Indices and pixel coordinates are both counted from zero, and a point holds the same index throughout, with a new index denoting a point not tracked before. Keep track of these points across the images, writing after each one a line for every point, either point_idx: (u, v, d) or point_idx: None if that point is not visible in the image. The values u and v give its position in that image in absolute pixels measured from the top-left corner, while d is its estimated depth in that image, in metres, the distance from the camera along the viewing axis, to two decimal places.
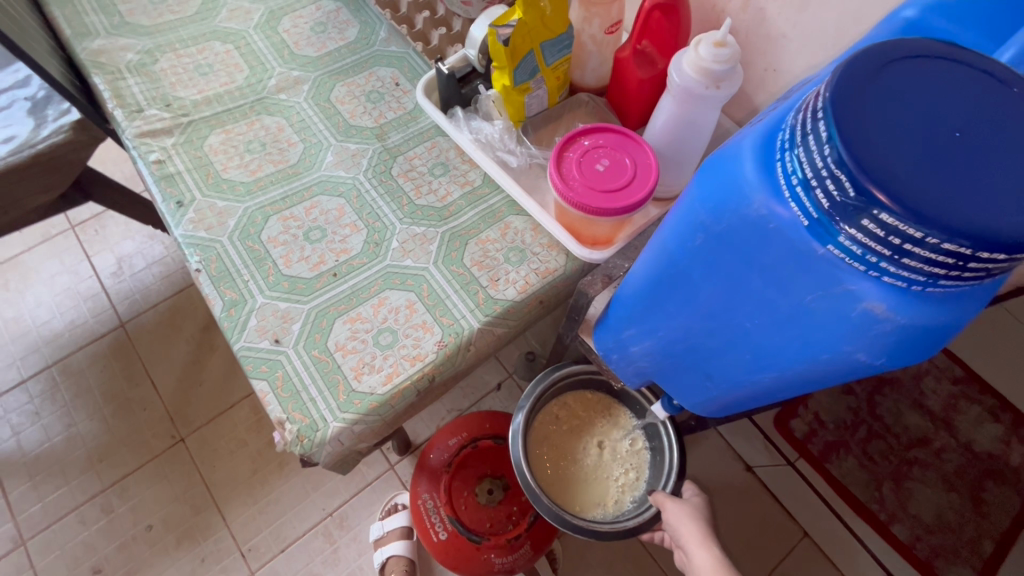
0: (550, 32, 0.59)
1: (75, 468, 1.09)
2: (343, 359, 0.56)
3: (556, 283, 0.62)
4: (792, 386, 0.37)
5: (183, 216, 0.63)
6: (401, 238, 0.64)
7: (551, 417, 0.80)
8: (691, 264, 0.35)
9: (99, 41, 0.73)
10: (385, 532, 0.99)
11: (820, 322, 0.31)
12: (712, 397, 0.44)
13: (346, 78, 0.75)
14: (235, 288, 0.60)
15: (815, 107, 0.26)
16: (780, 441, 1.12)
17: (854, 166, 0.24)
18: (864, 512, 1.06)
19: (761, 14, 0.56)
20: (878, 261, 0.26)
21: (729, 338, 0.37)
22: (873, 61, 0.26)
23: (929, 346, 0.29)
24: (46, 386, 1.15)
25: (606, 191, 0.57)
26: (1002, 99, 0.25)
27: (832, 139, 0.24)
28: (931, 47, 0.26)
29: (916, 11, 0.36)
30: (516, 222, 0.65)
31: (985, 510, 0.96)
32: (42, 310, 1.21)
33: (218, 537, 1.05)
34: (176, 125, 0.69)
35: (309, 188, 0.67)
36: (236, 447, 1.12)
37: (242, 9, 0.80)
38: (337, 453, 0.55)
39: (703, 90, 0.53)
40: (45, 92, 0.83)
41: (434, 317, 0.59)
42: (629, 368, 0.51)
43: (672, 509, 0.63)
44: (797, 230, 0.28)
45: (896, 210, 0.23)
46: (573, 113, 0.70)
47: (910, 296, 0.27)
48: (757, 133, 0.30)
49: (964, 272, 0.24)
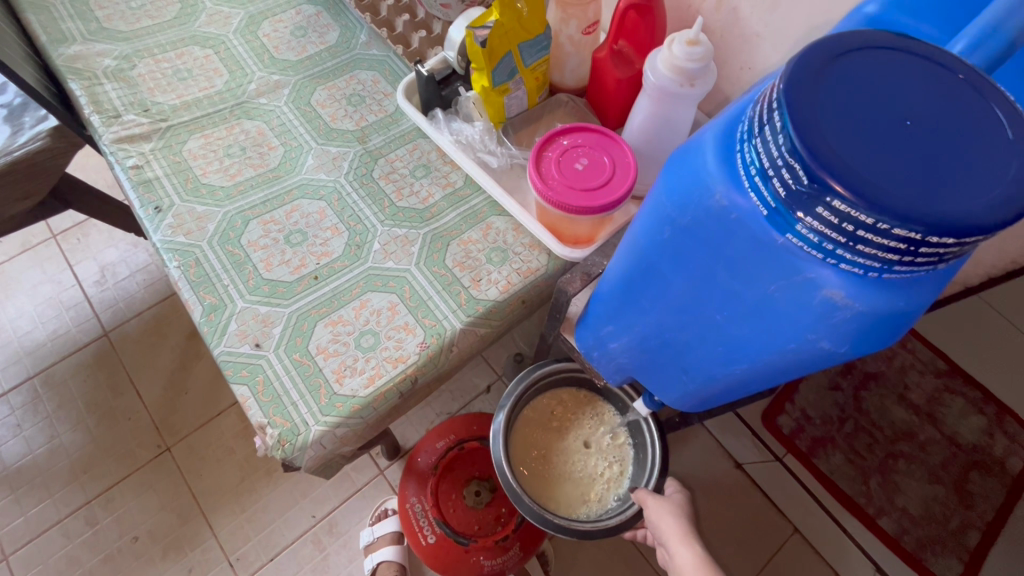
0: (528, 33, 0.60)
1: (58, 480, 1.07)
2: (324, 362, 0.56)
3: (537, 282, 0.62)
4: (762, 378, 0.37)
5: (161, 221, 0.63)
6: (382, 240, 0.64)
7: (533, 416, 0.80)
8: (660, 257, 0.36)
9: (76, 47, 0.73)
10: (376, 538, 0.98)
11: (783, 311, 0.31)
12: (689, 392, 0.45)
13: (326, 82, 0.75)
14: (214, 293, 0.59)
15: (771, 98, 0.26)
16: (769, 438, 1.10)
17: (806, 153, 0.24)
18: (854, 507, 1.04)
19: (735, 14, 0.56)
20: (835, 249, 0.26)
21: (700, 332, 0.38)
22: (826, 53, 0.26)
23: (890, 332, 0.30)
24: (28, 397, 1.13)
25: (586, 190, 0.57)
26: (947, 87, 0.25)
27: (786, 128, 0.25)
28: (881, 38, 0.27)
29: (878, 7, 0.36)
30: (497, 222, 0.65)
31: (971, 502, 1.03)
32: (23, 320, 1.19)
33: (206, 546, 1.04)
34: (154, 130, 0.68)
35: (290, 191, 0.66)
36: (223, 455, 1.11)
37: (221, 14, 0.80)
38: (319, 458, 0.55)
39: (678, 88, 0.53)
40: (22, 100, 0.82)
41: (417, 319, 0.59)
42: (610, 364, 0.51)
43: (653, 505, 0.63)
44: (758, 220, 0.29)
45: (849, 198, 0.24)
46: (553, 114, 0.71)
47: (867, 282, 0.27)
48: (719, 125, 0.31)
49: (917, 257, 0.25)
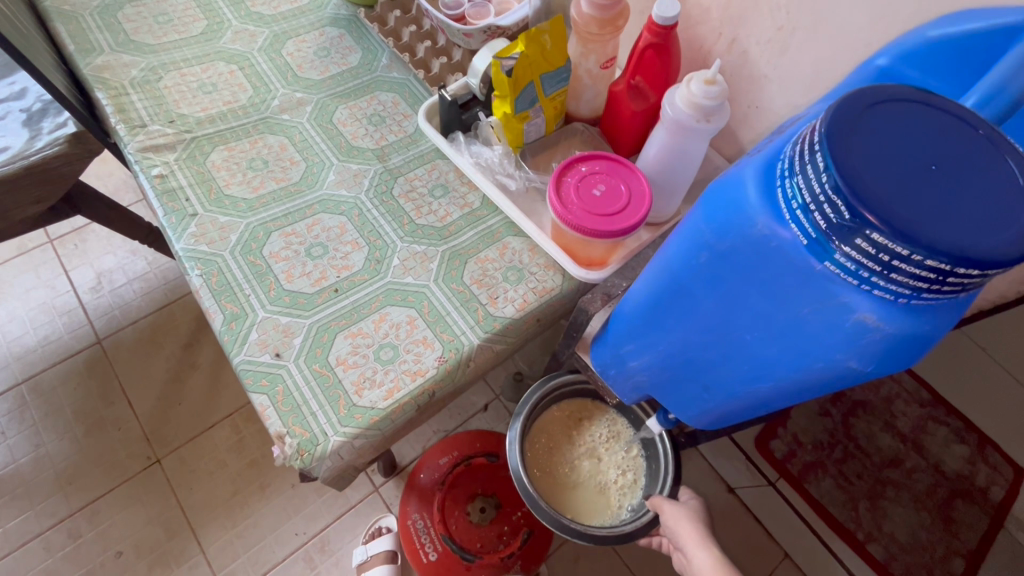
0: (550, 64, 0.63)
1: (42, 491, 1.04)
2: (344, 374, 0.57)
3: (552, 301, 0.64)
4: (785, 396, 0.40)
5: (184, 231, 0.64)
6: (401, 256, 0.65)
7: (547, 424, 0.81)
8: (694, 279, 0.38)
9: (103, 58, 0.75)
10: (369, 557, 0.96)
11: (814, 331, 0.33)
12: (709, 409, 0.47)
13: (348, 101, 0.78)
14: (235, 302, 0.60)
15: (812, 140, 0.29)
16: (760, 460, 1.13)
17: (848, 191, 0.27)
18: (843, 532, 1.06)
19: (745, 56, 0.61)
20: (869, 276, 0.29)
21: (727, 349, 0.40)
22: (858, 103, 0.29)
23: (913, 354, 0.32)
24: (14, 404, 1.11)
25: (604, 214, 0.60)
26: (967, 139, 0.28)
27: (829, 168, 0.27)
28: (907, 92, 0.30)
29: (887, 60, 0.42)
30: (513, 243, 0.67)
31: (955, 529, 1.03)
32: (14, 325, 1.17)
33: (192, 563, 1.01)
34: (179, 141, 0.70)
35: (311, 206, 0.68)
36: (215, 469, 1.09)
37: (246, 32, 0.82)
38: (336, 468, 0.55)
39: (694, 123, 0.56)
40: (41, 105, 0.82)
41: (435, 334, 0.60)
42: (627, 382, 0.53)
43: (669, 510, 0.64)
44: (797, 249, 0.31)
45: (885, 231, 0.26)
46: (569, 141, 0.74)
47: (895, 307, 0.30)
48: (757, 161, 0.34)
49: (944, 286, 0.27)
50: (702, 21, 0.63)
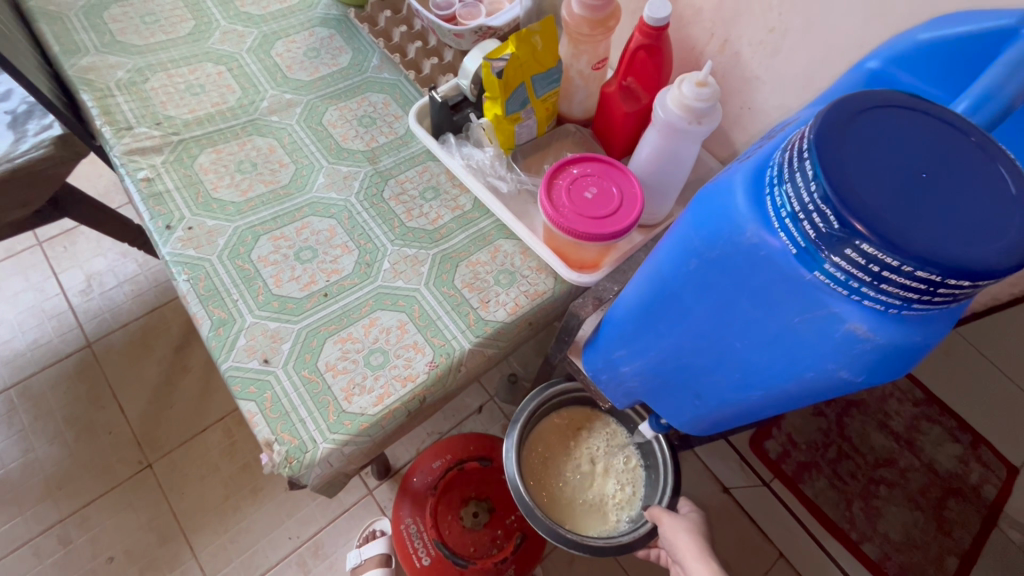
0: (541, 66, 0.62)
1: (31, 497, 1.03)
2: (333, 380, 0.56)
3: (544, 305, 0.63)
4: (776, 404, 0.39)
5: (171, 235, 0.63)
6: (392, 259, 0.65)
7: (545, 433, 0.81)
8: (685, 287, 0.38)
9: (89, 59, 0.73)
10: (363, 560, 0.95)
11: (806, 341, 0.33)
12: (700, 416, 0.46)
13: (338, 102, 0.77)
14: (223, 307, 0.59)
15: (801, 147, 0.28)
16: (754, 460, 1.13)
17: (837, 201, 0.26)
18: (837, 532, 1.06)
19: (737, 57, 0.60)
20: (860, 286, 0.28)
21: (718, 357, 0.39)
22: (848, 110, 0.29)
23: (903, 366, 0.32)
24: (3, 409, 1.09)
25: (595, 218, 0.59)
26: (959, 147, 0.28)
27: (818, 177, 0.27)
28: (899, 98, 0.29)
29: (878, 63, 0.42)
30: (505, 245, 0.67)
31: (947, 528, 1.01)
32: (2, 329, 1.16)
33: (184, 568, 1.00)
34: (166, 143, 0.69)
35: (300, 209, 0.67)
36: (207, 473, 1.08)
37: (235, 32, 0.81)
38: (325, 476, 0.55)
39: (686, 125, 0.56)
40: (26, 107, 0.81)
41: (426, 338, 0.60)
42: (619, 387, 0.53)
43: (669, 522, 0.64)
44: (787, 258, 0.31)
45: (875, 241, 0.26)
46: (561, 142, 0.73)
47: (886, 317, 0.29)
48: (747, 167, 0.33)
49: (934, 296, 0.27)
50: (695, 21, 0.62)
